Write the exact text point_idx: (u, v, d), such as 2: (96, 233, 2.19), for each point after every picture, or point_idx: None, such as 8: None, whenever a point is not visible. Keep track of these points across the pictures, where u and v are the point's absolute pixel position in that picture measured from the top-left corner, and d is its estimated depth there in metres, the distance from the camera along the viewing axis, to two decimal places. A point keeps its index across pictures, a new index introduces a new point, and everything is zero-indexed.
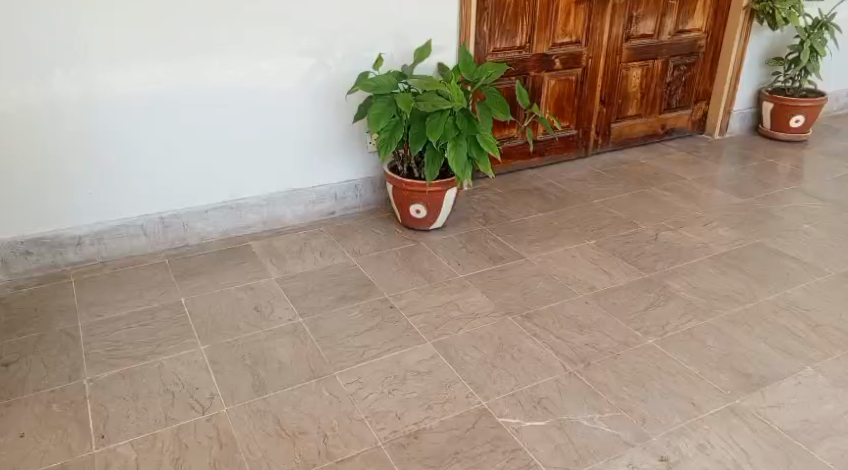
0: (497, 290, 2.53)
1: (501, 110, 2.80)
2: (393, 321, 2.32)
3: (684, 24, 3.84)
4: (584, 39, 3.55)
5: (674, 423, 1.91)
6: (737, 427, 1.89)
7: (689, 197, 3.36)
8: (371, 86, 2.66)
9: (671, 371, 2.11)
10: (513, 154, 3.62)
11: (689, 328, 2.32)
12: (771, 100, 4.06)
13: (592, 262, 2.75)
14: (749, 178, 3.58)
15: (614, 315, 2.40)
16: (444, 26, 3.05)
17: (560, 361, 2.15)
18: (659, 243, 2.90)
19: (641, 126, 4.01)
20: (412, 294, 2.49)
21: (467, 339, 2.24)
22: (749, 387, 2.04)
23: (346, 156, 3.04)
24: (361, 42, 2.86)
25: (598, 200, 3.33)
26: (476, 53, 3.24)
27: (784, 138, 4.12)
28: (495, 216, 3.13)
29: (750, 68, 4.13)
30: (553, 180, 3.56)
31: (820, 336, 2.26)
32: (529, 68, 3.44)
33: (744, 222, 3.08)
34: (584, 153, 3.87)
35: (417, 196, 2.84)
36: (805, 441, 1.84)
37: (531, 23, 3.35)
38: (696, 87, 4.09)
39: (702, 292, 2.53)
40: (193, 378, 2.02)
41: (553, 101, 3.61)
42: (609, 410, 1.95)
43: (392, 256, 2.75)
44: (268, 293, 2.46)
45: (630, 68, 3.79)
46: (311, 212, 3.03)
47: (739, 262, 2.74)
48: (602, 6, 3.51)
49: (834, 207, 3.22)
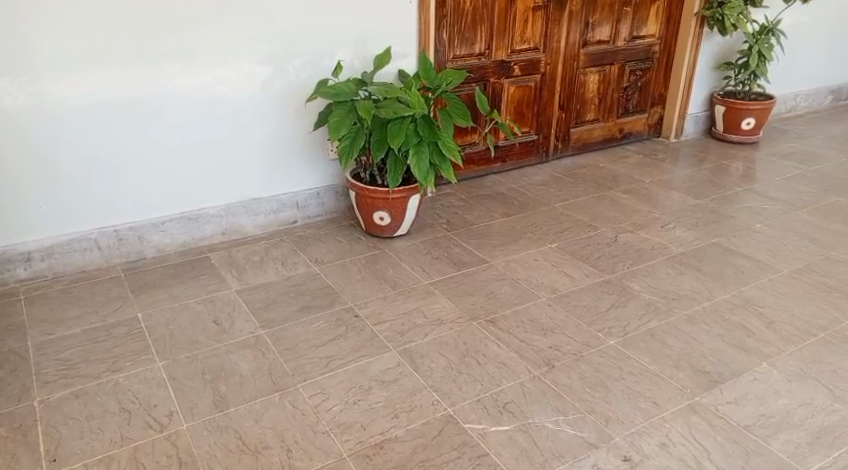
0: (462, 295, 2.54)
1: (462, 117, 2.83)
2: (357, 329, 2.31)
3: (638, 30, 3.92)
4: (542, 45, 3.60)
5: (635, 423, 1.93)
6: (697, 425, 1.93)
7: (646, 199, 3.42)
8: (331, 93, 2.65)
9: (632, 371, 2.14)
10: (474, 160, 3.64)
11: (649, 328, 2.36)
12: (722, 104, 4.16)
13: (554, 265, 2.78)
14: (703, 180, 3.67)
15: (577, 317, 2.42)
16: (403, 33, 3.05)
17: (525, 365, 2.16)
18: (618, 245, 2.95)
19: (599, 130, 4.08)
20: (377, 302, 2.48)
21: (432, 346, 2.24)
22: (708, 385, 2.08)
23: (306, 164, 3.02)
24: (319, 49, 2.84)
25: (559, 204, 3.37)
26: (435, 60, 3.26)
27: (736, 140, 4.23)
28: (458, 222, 3.15)
29: (703, 72, 4.24)
30: (514, 185, 3.59)
31: (774, 332, 2.33)
32: (489, 74, 3.47)
33: (700, 223, 3.15)
34: (544, 158, 3.91)
35: (379, 203, 2.83)
36: (762, 436, 1.89)
37: (490, 30, 3.38)
38: (651, 92, 4.18)
39: (661, 292, 2.58)
40: (150, 396, 1.98)
41: (513, 107, 3.65)
42: (572, 412, 1.97)
43: (355, 264, 2.74)
44: (228, 306, 2.42)
45: (587, 74, 3.85)
46: (272, 221, 3.00)
47: (696, 262, 2.80)
48: (559, 13, 3.56)
49: (785, 206, 3.32)
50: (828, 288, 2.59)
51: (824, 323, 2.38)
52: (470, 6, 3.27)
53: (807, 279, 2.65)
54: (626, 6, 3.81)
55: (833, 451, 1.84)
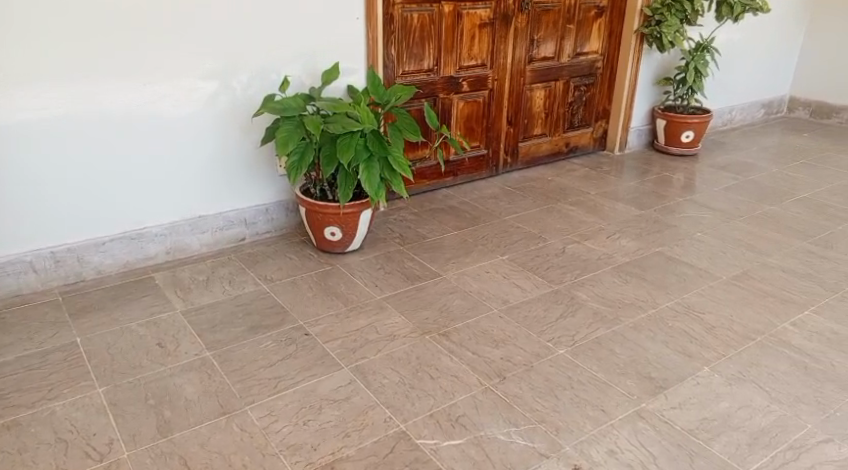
0: (414, 310, 2.53)
1: (412, 132, 2.84)
2: (309, 348, 2.28)
3: (581, 47, 4.03)
4: (490, 62, 3.65)
5: (584, 430, 1.96)
6: (643, 430, 1.97)
7: (592, 211, 3.49)
8: (278, 108, 2.62)
9: (581, 379, 2.17)
10: (426, 174, 3.66)
11: (597, 337, 2.40)
12: (663, 117, 4.30)
13: (505, 276, 2.81)
14: (647, 191, 3.77)
15: (527, 327, 2.45)
16: (351, 49, 3.05)
17: (477, 377, 2.17)
18: (566, 256, 3.00)
19: (547, 144, 4.15)
20: (328, 319, 2.45)
21: (384, 362, 2.23)
22: (653, 391, 2.13)
23: (254, 180, 2.98)
24: (266, 65, 2.82)
25: (509, 217, 3.40)
26: (384, 76, 3.27)
27: (678, 153, 4.36)
28: (410, 237, 3.15)
29: (644, 87, 4.37)
30: (465, 199, 3.62)
31: (715, 337, 2.40)
32: (438, 90, 3.51)
33: (644, 233, 3.24)
34: (494, 172, 3.96)
35: (330, 218, 2.81)
36: (705, 439, 1.94)
37: (437, 46, 3.41)
38: (596, 107, 4.28)
39: (608, 301, 2.63)
40: (89, 424, 1.90)
41: (462, 122, 3.69)
42: (524, 422, 1.98)
43: (306, 281, 2.71)
44: (173, 328, 2.36)
45: (534, 90, 3.93)
46: (219, 239, 2.94)
47: (640, 271, 2.87)
48: (505, 30, 3.63)
49: (723, 215, 3.44)
50: (765, 293, 2.69)
51: (762, 327, 2.46)
52: (417, 23, 3.30)
53: (745, 285, 2.74)
54: (569, 24, 3.91)
55: (772, 451, 1.90)
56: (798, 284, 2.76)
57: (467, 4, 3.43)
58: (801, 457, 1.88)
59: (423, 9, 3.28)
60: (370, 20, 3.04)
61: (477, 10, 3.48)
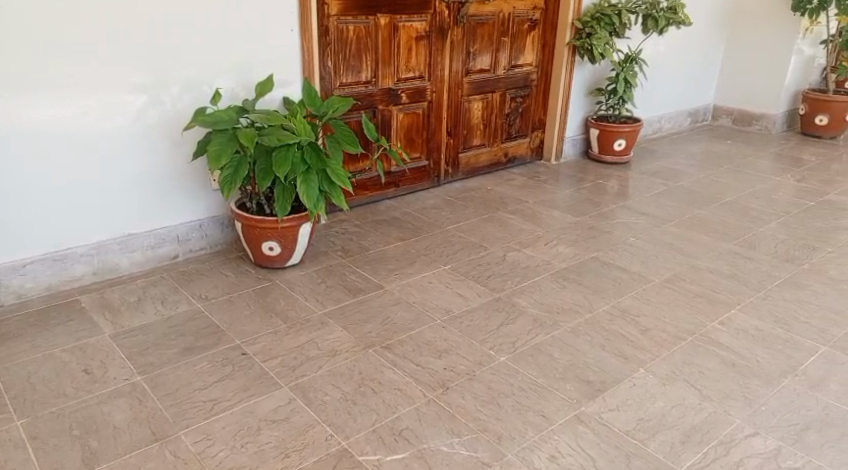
0: (356, 324, 2.50)
1: (350, 143, 2.82)
2: (246, 368, 2.22)
3: (516, 59, 4.10)
4: (427, 74, 3.67)
5: (526, 437, 1.97)
6: (583, 434, 1.99)
7: (531, 219, 3.54)
8: (210, 121, 2.56)
9: (522, 386, 2.19)
10: (367, 186, 3.65)
11: (537, 342, 2.43)
12: (597, 127, 4.41)
13: (447, 286, 2.81)
14: (582, 199, 3.85)
15: (469, 336, 2.46)
16: (286, 61, 3.01)
17: (420, 389, 2.16)
18: (506, 264, 3.03)
19: (486, 155, 4.20)
20: (267, 337, 2.40)
21: (325, 379, 2.19)
22: (592, 394, 2.16)
23: (186, 196, 2.90)
24: (197, 77, 2.75)
25: (451, 227, 3.42)
26: (321, 88, 3.25)
27: (611, 161, 4.48)
28: (353, 249, 3.12)
29: (578, 98, 4.47)
30: (407, 210, 3.62)
31: (649, 339, 2.46)
32: (377, 102, 3.50)
33: (580, 239, 3.31)
34: (436, 182, 3.97)
35: (268, 233, 2.76)
36: (641, 439, 1.98)
37: (375, 58, 3.41)
38: (532, 117, 4.36)
39: (547, 307, 2.67)
40: (7, 460, 1.80)
41: (402, 134, 3.69)
42: (466, 432, 1.98)
43: (244, 298, 2.64)
44: (100, 352, 2.26)
45: (472, 101, 3.97)
46: (151, 258, 2.85)
47: (577, 276, 2.92)
48: (442, 43, 3.66)
49: (655, 221, 3.54)
50: (695, 294, 2.78)
51: (693, 327, 2.54)
52: (354, 35, 3.29)
53: (676, 287, 2.83)
54: (504, 36, 3.97)
55: (703, 447, 1.95)
56: (726, 285, 2.86)
57: (403, 16, 3.44)
58: (731, 452, 1.94)
59: (359, 21, 3.28)
60: (305, 32, 3.01)
61: (413, 23, 3.50)
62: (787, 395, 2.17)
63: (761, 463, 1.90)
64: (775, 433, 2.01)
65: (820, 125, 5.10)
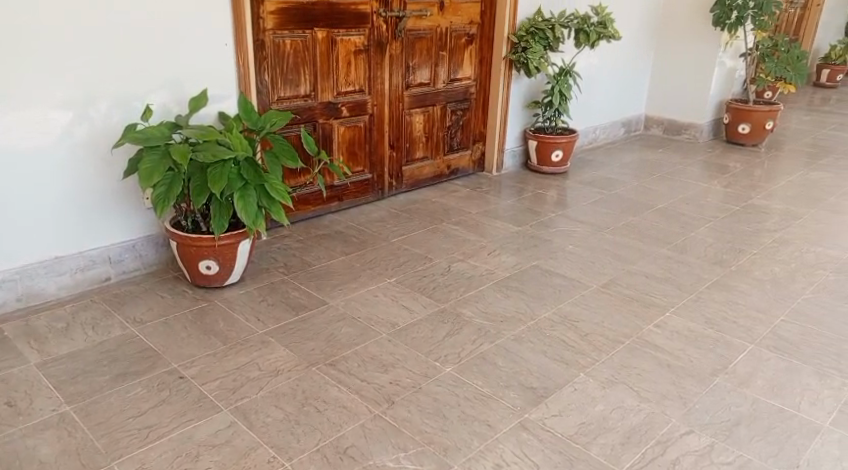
0: (299, 342, 2.46)
1: (290, 158, 2.79)
2: (183, 392, 2.15)
3: (455, 73, 4.14)
4: (367, 87, 3.66)
5: (471, 447, 1.98)
6: (527, 441, 2.01)
7: (474, 230, 3.57)
8: (140, 138, 2.49)
9: (467, 396, 2.20)
10: (309, 200, 3.61)
11: (481, 352, 2.44)
12: (535, 138, 4.49)
13: (392, 299, 2.80)
14: (523, 208, 3.91)
15: (414, 349, 2.45)
16: (220, 76, 2.96)
17: (365, 405, 2.14)
18: (450, 274, 3.04)
19: (429, 167, 4.22)
20: (206, 359, 2.33)
21: (267, 400, 2.14)
22: (535, 401, 2.18)
23: (118, 215, 2.80)
24: (127, 93, 2.67)
25: (395, 239, 3.41)
26: (259, 102, 3.20)
27: (550, 171, 4.56)
28: (296, 265, 3.08)
29: (517, 110, 4.55)
30: (351, 223, 3.60)
31: (589, 343, 2.51)
32: (317, 115, 3.48)
33: (521, 248, 3.35)
34: (380, 195, 3.96)
35: (205, 251, 2.69)
36: (583, 443, 2.01)
37: (313, 72, 3.39)
38: (472, 130, 4.41)
39: (490, 316, 2.69)
40: None
41: (344, 147, 3.67)
42: (412, 446, 1.97)
43: (180, 320, 2.57)
44: (25, 383, 2.16)
45: (413, 114, 3.99)
46: (80, 280, 2.74)
47: (519, 284, 2.95)
48: (381, 57, 3.66)
49: (592, 228, 3.63)
50: (631, 298, 2.85)
51: (630, 330, 2.60)
52: (291, 49, 3.26)
53: (614, 292, 2.90)
54: (442, 51, 4.01)
55: (642, 448, 1.99)
56: (660, 288, 2.94)
57: (341, 30, 3.43)
58: (668, 450, 1.98)
59: (296, 35, 3.25)
60: (240, 46, 2.97)
61: (351, 37, 3.49)
62: (719, 393, 2.24)
63: (695, 460, 1.95)
64: (708, 430, 2.07)
65: (743, 133, 5.33)
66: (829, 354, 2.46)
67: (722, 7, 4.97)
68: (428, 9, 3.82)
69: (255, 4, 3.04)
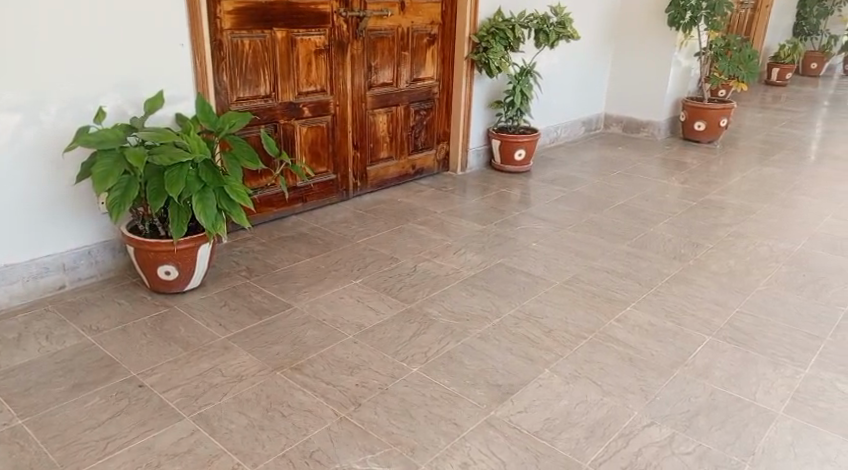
0: (263, 347, 2.42)
1: (250, 160, 2.75)
2: (143, 401, 2.10)
3: (417, 73, 4.14)
4: (329, 87, 3.63)
5: (438, 446, 1.97)
6: (493, 438, 2.01)
7: (439, 229, 3.57)
8: (93, 141, 2.42)
9: (433, 395, 2.19)
10: (271, 202, 3.57)
11: (448, 351, 2.44)
12: (498, 138, 4.51)
13: (358, 301, 2.78)
14: (488, 207, 3.92)
15: (381, 350, 2.43)
16: (177, 77, 2.90)
17: (331, 408, 2.12)
18: (416, 274, 3.03)
19: (394, 168, 4.20)
20: (166, 366, 2.28)
21: (231, 406, 2.11)
22: (501, 398, 2.19)
23: (72, 220, 2.73)
24: (79, 95, 2.60)
25: (359, 240, 3.39)
26: (217, 103, 3.15)
27: (514, 170, 4.59)
28: (259, 268, 3.04)
29: (480, 109, 4.56)
30: (315, 225, 3.56)
31: (553, 339, 2.53)
32: (277, 116, 3.43)
33: (485, 246, 3.36)
34: (344, 196, 3.93)
35: (164, 256, 2.64)
36: (549, 438, 2.02)
37: (273, 73, 3.35)
38: (436, 130, 4.41)
39: (456, 314, 2.69)
40: None
41: (306, 148, 3.63)
42: (379, 447, 1.96)
43: (139, 327, 2.50)
44: None
45: (376, 114, 3.97)
46: (33, 288, 2.66)
47: (485, 283, 2.96)
48: (342, 57, 3.64)
49: (555, 226, 3.66)
50: (593, 294, 2.88)
51: (592, 325, 2.63)
52: (249, 50, 3.21)
53: (577, 289, 2.92)
54: (404, 51, 4.00)
55: (605, 441, 2.01)
56: (621, 284, 2.98)
57: (301, 30, 3.40)
58: (630, 443, 2.01)
59: (254, 35, 3.20)
60: (196, 46, 2.91)
61: (311, 36, 3.45)
62: (679, 385, 2.27)
63: (657, 451, 1.98)
64: (669, 422, 2.10)
65: (699, 130, 5.44)
66: (783, 344, 2.53)
67: (676, 7, 5.07)
68: (388, 9, 3.81)
69: (211, 4, 2.99)
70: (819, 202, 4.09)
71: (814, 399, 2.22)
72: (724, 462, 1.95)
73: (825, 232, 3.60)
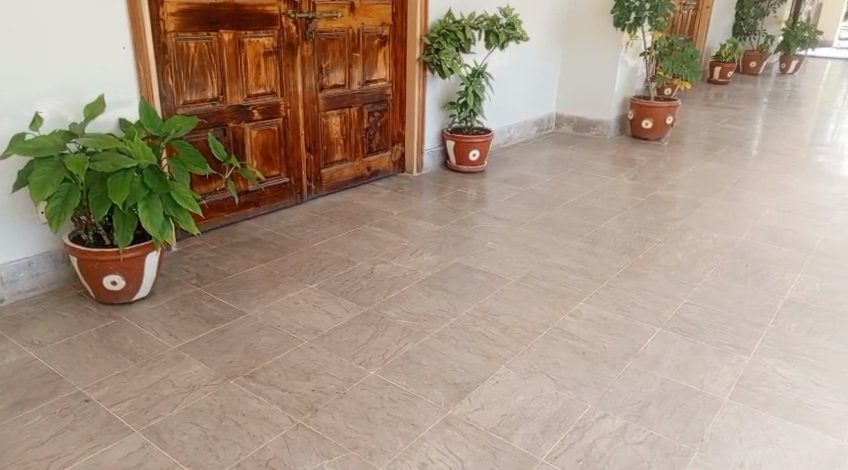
0: (216, 355, 2.37)
1: (198, 164, 2.69)
2: (89, 416, 2.04)
3: (369, 75, 4.12)
4: (279, 90, 3.58)
5: (396, 448, 1.96)
6: (451, 436, 2.01)
7: (395, 230, 3.56)
8: (30, 148, 2.34)
9: (390, 397, 2.18)
10: (222, 208, 3.50)
11: (406, 352, 2.43)
12: (452, 138, 4.52)
13: (314, 305, 2.74)
14: (443, 207, 3.93)
15: (338, 354, 2.41)
16: (119, 81, 2.82)
17: (287, 415, 2.08)
18: (373, 276, 3.01)
19: (349, 170, 4.17)
20: (114, 379, 2.21)
21: (182, 417, 2.05)
22: (459, 396, 2.19)
23: (10, 232, 2.63)
24: (14, 100, 2.51)
25: (315, 244, 3.35)
26: (163, 107, 3.07)
27: (468, 170, 4.60)
28: (210, 275, 2.97)
29: (433, 110, 4.56)
30: (268, 229, 3.51)
31: (509, 336, 2.54)
32: (226, 119, 3.37)
33: (442, 246, 3.36)
34: (298, 200, 3.89)
35: (109, 266, 2.56)
36: (505, 434, 2.03)
37: (220, 75, 3.28)
38: (390, 131, 4.39)
39: (413, 315, 2.68)
40: None
41: (257, 151, 3.58)
42: (336, 452, 1.94)
43: (85, 340, 2.42)
44: None
45: (329, 116, 3.93)
46: None
47: (442, 283, 2.96)
48: (292, 58, 3.59)
49: (509, 224, 3.68)
50: (548, 290, 2.91)
51: (547, 321, 2.66)
52: (195, 52, 3.14)
53: (532, 285, 2.95)
54: (355, 52, 3.97)
55: (560, 434, 2.03)
56: (575, 279, 3.02)
57: (248, 32, 3.34)
58: (585, 435, 2.03)
59: (199, 38, 3.14)
60: (139, 48, 2.84)
61: (259, 38, 3.40)
62: (631, 376, 2.31)
63: (610, 442, 2.01)
64: (621, 413, 2.13)
65: (646, 128, 5.56)
66: (730, 333, 2.59)
67: (621, 9, 5.17)
68: (338, 10, 3.78)
69: (153, 5, 2.91)
70: (761, 195, 4.22)
71: (758, 384, 2.28)
72: (674, 449, 1.99)
73: (767, 224, 3.71)
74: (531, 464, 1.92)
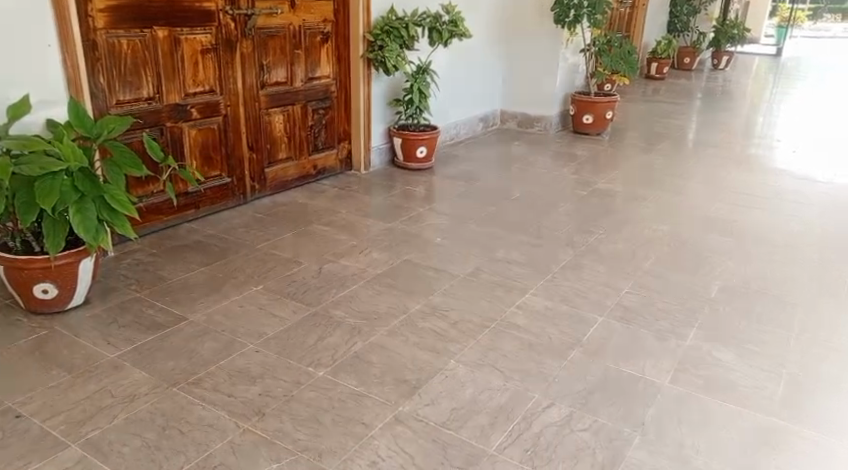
0: (158, 363, 2.29)
1: (133, 166, 2.59)
2: (21, 432, 1.94)
3: (313, 72, 4.06)
4: (219, 88, 3.49)
5: (346, 448, 1.94)
6: (401, 433, 2.00)
7: (342, 229, 3.52)
8: None
9: (339, 398, 2.15)
10: (161, 210, 3.40)
11: (355, 351, 2.40)
12: (398, 136, 4.50)
13: (260, 308, 2.69)
14: (390, 205, 3.91)
15: (286, 356, 2.36)
16: (46, 79, 2.70)
17: (233, 421, 2.03)
18: (321, 276, 2.97)
19: (294, 169, 4.11)
20: (47, 392, 2.11)
21: (122, 428, 1.98)
22: (409, 393, 2.18)
23: None
24: None
25: (259, 245, 3.28)
26: (95, 107, 2.96)
27: (415, 167, 4.59)
28: (150, 279, 2.88)
29: (379, 107, 4.54)
30: (211, 231, 3.42)
31: (458, 331, 2.54)
32: (163, 118, 3.27)
33: (390, 244, 3.34)
34: (242, 200, 3.81)
35: (39, 274, 2.45)
36: (454, 428, 2.03)
37: (156, 73, 3.18)
38: (336, 129, 4.35)
39: (362, 314, 2.65)
40: None
41: (197, 151, 3.48)
42: (285, 456, 1.90)
43: (14, 352, 2.31)
44: None
45: (271, 114, 3.86)
46: None
47: (390, 280, 2.94)
48: (231, 56, 3.51)
49: (456, 220, 3.69)
50: (495, 284, 2.93)
51: (495, 314, 2.67)
52: (128, 50, 3.04)
53: (479, 280, 2.96)
54: (297, 49, 3.91)
55: (509, 425, 2.05)
56: (521, 272, 3.05)
57: (184, 29, 3.25)
58: (532, 425, 2.05)
59: (132, 35, 3.03)
60: (67, 46, 2.72)
61: (196, 35, 3.31)
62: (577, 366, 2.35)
63: (557, 430, 2.04)
64: (567, 401, 2.17)
65: (587, 123, 5.66)
66: (672, 320, 2.66)
67: (560, 7, 5.24)
68: (278, 7, 3.71)
69: (81, 2, 2.79)
70: (697, 186, 4.35)
71: (696, 368, 2.35)
72: (618, 434, 2.03)
73: (704, 214, 3.83)
74: (480, 457, 1.92)
